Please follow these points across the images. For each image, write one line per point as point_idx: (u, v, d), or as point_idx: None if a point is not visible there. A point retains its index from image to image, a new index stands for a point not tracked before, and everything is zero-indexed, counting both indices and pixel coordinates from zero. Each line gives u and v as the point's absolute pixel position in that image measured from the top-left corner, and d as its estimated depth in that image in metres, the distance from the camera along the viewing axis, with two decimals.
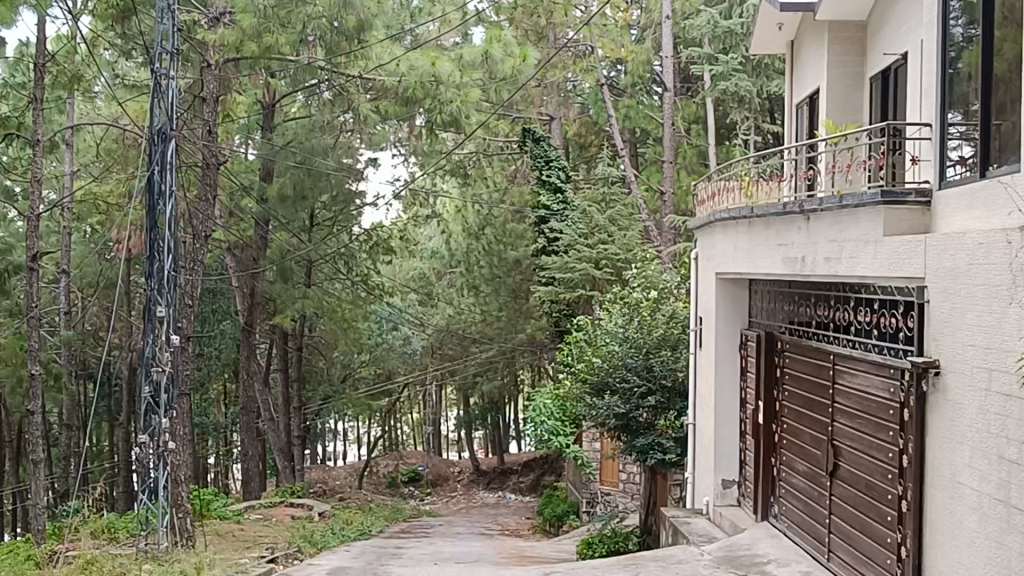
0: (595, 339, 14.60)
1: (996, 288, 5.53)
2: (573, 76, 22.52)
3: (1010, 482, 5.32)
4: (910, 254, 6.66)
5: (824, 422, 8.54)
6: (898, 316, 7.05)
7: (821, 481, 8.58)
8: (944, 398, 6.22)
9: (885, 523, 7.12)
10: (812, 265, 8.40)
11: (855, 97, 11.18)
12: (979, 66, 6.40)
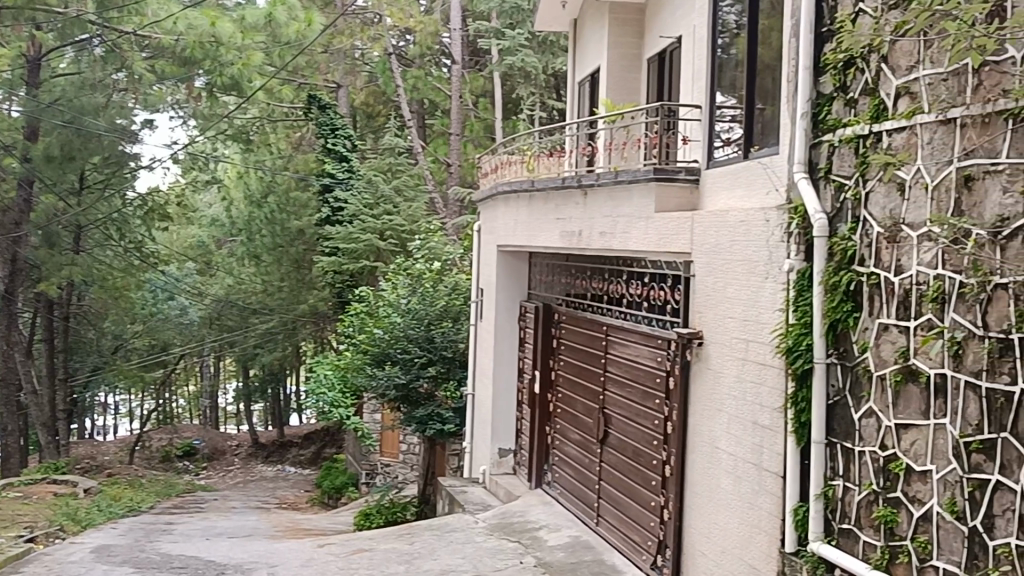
0: (377, 311, 14.52)
1: (753, 263, 5.83)
2: (361, 45, 22.33)
3: (762, 446, 5.64)
4: (678, 231, 6.92)
5: (597, 391, 8.79)
6: (666, 289, 7.35)
7: (593, 448, 8.85)
8: (705, 368, 6.51)
9: (650, 487, 7.43)
10: (587, 239, 8.62)
11: (632, 78, 11.51)
12: (745, 53, 6.69)
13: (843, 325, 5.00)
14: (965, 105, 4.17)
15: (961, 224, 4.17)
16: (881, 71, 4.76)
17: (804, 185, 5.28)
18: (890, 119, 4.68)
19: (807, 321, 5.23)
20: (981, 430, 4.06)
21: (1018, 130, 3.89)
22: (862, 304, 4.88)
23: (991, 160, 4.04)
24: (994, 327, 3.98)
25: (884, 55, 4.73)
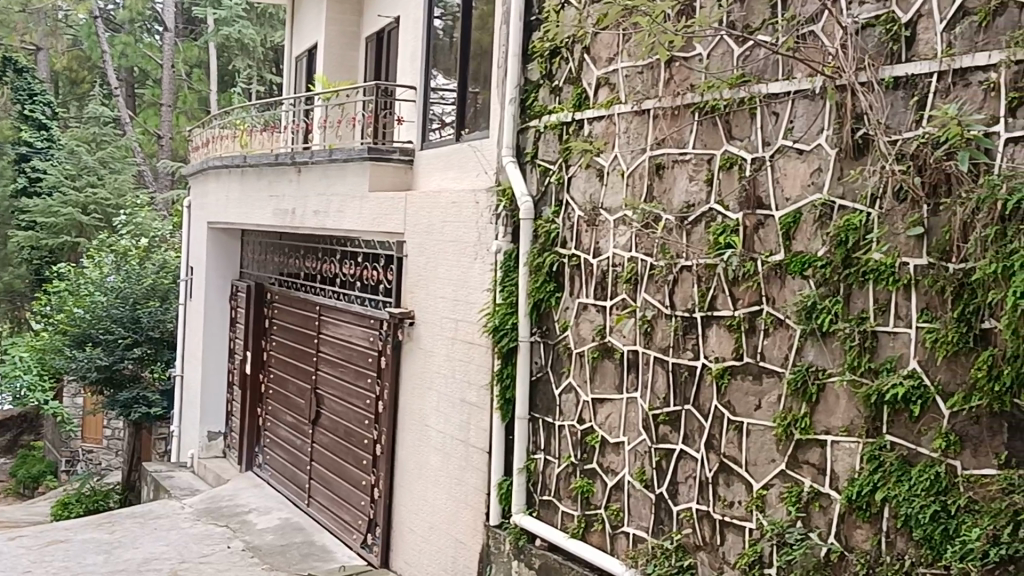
0: (77, 290, 13.71)
1: (463, 244, 5.94)
2: (64, 5, 21.02)
3: (469, 423, 5.77)
4: (391, 211, 6.96)
5: (309, 371, 8.71)
6: (379, 269, 7.36)
7: (304, 429, 8.77)
8: (416, 347, 6.58)
9: (361, 467, 7.45)
10: (301, 217, 8.51)
11: (350, 55, 11.43)
12: (460, 37, 6.80)
13: (546, 304, 5.19)
14: (657, 97, 4.41)
15: (652, 209, 4.41)
16: (583, 62, 4.97)
17: (512, 168, 5.41)
18: (591, 107, 4.89)
19: (513, 301, 5.39)
20: (667, 403, 4.33)
21: (704, 123, 4.16)
22: (564, 285, 5.08)
23: (679, 150, 4.30)
24: (680, 306, 4.25)
25: (586, 47, 4.93)
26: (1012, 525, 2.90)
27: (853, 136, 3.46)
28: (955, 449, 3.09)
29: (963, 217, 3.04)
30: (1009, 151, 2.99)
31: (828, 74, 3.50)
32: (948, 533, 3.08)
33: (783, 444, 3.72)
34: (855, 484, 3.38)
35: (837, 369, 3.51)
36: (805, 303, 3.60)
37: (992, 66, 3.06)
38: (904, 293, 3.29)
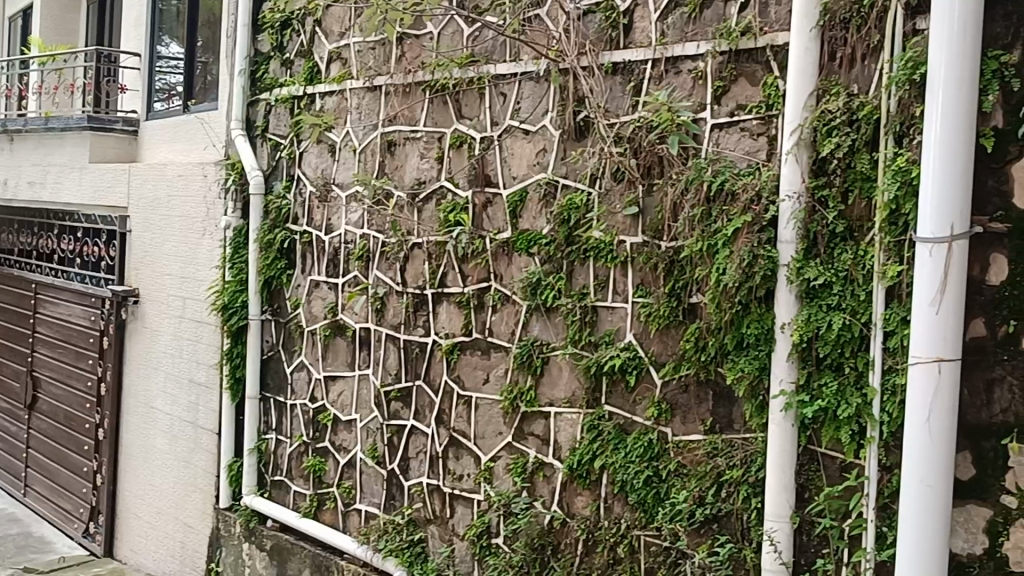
0: None
1: (191, 219, 5.74)
2: None
3: (198, 404, 5.60)
4: (113, 183, 6.62)
5: (24, 353, 8.20)
6: (100, 245, 6.98)
7: (19, 415, 8.24)
8: (141, 326, 6.30)
9: (82, 452, 7.08)
10: (14, 189, 7.95)
11: (69, 19, 10.76)
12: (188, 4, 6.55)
13: (277, 282, 5.09)
14: (389, 74, 4.40)
15: (384, 185, 4.41)
16: (315, 35, 4.89)
17: (241, 142, 5.25)
18: (322, 82, 4.82)
19: (243, 279, 5.25)
20: (399, 379, 4.35)
21: (434, 100, 4.19)
22: (296, 262, 5.01)
23: (410, 127, 4.31)
24: (412, 283, 4.28)
25: (317, 20, 4.86)
26: (715, 487, 3.10)
27: (574, 118, 3.58)
28: (666, 417, 3.27)
29: (673, 198, 3.22)
30: (714, 136, 3.19)
31: (552, 57, 3.61)
32: (660, 496, 3.26)
33: (509, 416, 3.82)
34: (576, 453, 3.52)
35: (561, 343, 3.63)
36: (530, 279, 3.70)
37: (700, 55, 3.24)
38: (620, 270, 3.44)
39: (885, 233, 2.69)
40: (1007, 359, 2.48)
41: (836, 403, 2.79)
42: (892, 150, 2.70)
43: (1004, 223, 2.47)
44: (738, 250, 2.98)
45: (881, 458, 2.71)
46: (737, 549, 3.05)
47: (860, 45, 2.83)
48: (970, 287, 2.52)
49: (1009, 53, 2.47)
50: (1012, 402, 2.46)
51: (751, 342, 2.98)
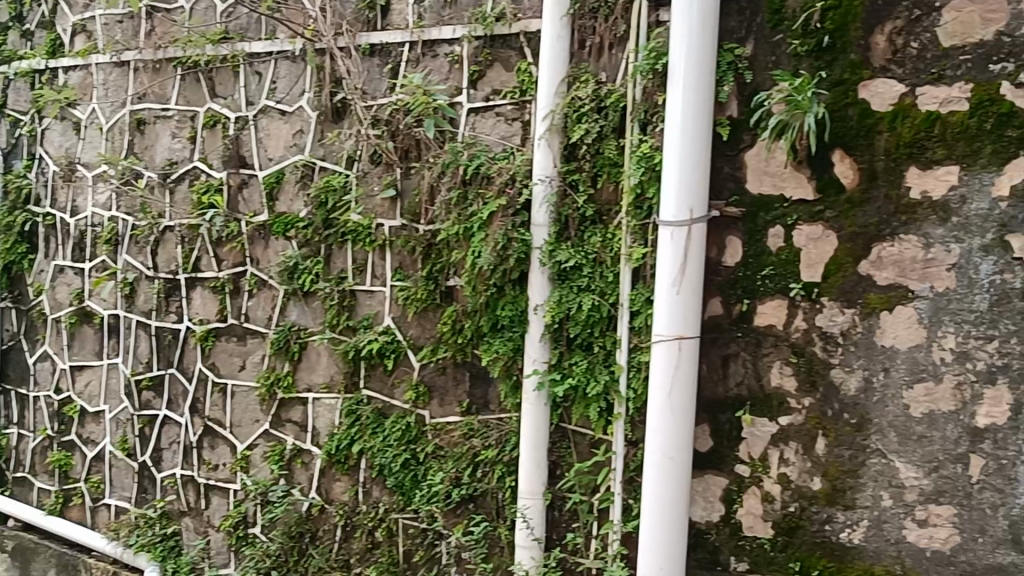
0: None
1: None
2: None
3: None
4: None
5: None
6: None
7: None
8: None
9: None
10: None
11: None
12: None
13: (17, 267, 4.63)
14: (138, 48, 4.17)
15: (133, 166, 4.17)
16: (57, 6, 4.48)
17: None
18: (66, 55, 4.44)
19: None
20: (150, 367, 4.16)
21: (186, 77, 4.02)
22: (38, 247, 4.59)
23: (161, 106, 4.11)
24: (163, 268, 4.10)
25: None
26: (471, 467, 3.14)
27: (332, 99, 3.53)
28: (424, 399, 3.28)
29: (430, 181, 3.22)
30: (470, 121, 3.22)
31: (309, 37, 3.55)
32: (417, 478, 3.27)
33: (265, 404, 3.71)
34: (334, 439, 3.45)
35: (319, 327, 3.57)
36: (286, 263, 3.58)
37: (456, 40, 3.26)
38: (379, 254, 3.42)
39: (631, 217, 2.79)
40: (740, 335, 2.60)
41: (585, 381, 2.88)
42: (637, 136, 2.79)
43: (739, 207, 2.59)
44: (492, 233, 2.99)
45: (627, 433, 2.80)
46: (492, 528, 3.09)
47: (608, 35, 2.93)
48: (708, 269, 2.64)
49: (743, 46, 2.59)
50: (745, 377, 2.59)
51: (505, 324, 3.02)
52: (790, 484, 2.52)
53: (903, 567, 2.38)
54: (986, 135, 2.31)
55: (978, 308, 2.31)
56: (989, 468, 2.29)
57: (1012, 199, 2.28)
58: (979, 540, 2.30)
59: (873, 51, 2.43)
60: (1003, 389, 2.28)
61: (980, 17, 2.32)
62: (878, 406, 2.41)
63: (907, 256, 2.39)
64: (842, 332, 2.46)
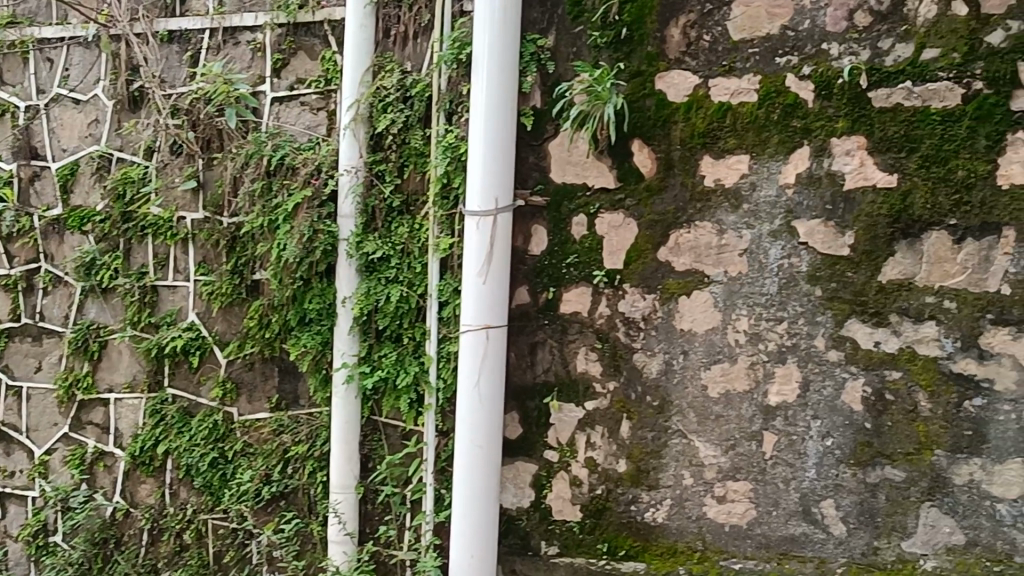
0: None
1: None
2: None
3: None
4: None
5: None
6: None
7: None
8: None
9: None
10: None
11: None
12: None
13: None
14: None
15: None
16: None
17: None
18: None
19: None
20: None
21: None
22: None
23: None
24: None
25: None
26: (281, 464, 3.08)
27: (128, 88, 3.34)
28: (231, 396, 3.18)
29: (233, 171, 3.13)
30: (274, 110, 3.15)
31: (101, 22, 3.34)
32: (226, 477, 3.16)
33: (65, 406, 3.39)
34: (138, 440, 3.26)
35: (120, 324, 3.34)
36: (83, 259, 3.34)
37: (258, 27, 3.19)
38: (181, 247, 3.28)
39: (438, 207, 2.78)
40: (547, 323, 2.62)
41: (395, 373, 2.86)
42: (443, 126, 2.79)
43: (543, 197, 2.62)
44: (297, 225, 2.93)
45: (438, 424, 2.81)
46: (304, 524, 3.05)
47: (412, 24, 2.92)
48: (515, 258, 2.64)
49: (545, 37, 2.62)
50: (552, 363, 2.61)
51: (313, 317, 2.95)
52: (596, 468, 2.55)
53: (704, 543, 2.46)
54: (774, 125, 2.41)
55: (768, 292, 2.42)
56: (781, 444, 2.41)
57: (797, 186, 2.39)
58: (774, 513, 2.41)
59: (668, 43, 2.50)
60: (792, 368, 2.40)
61: (766, 12, 2.43)
62: (678, 388, 2.49)
63: (703, 243, 2.47)
64: (643, 317, 2.52)
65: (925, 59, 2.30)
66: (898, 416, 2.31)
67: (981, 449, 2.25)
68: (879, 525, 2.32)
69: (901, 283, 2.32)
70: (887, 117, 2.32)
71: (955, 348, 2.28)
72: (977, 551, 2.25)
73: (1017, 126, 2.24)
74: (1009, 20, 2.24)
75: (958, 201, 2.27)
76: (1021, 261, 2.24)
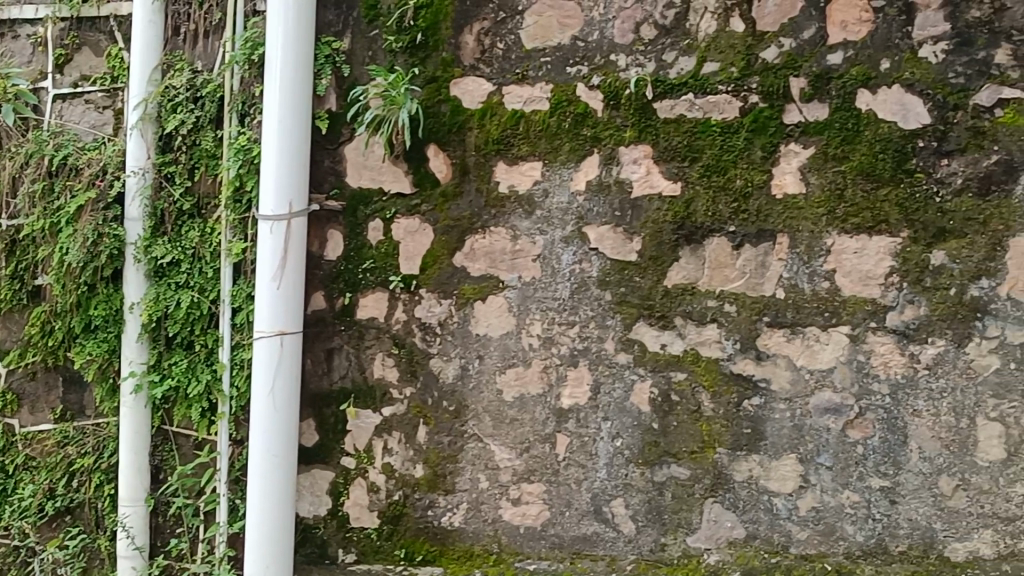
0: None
1: None
2: None
3: None
4: None
5: None
6: None
7: None
8: None
9: None
10: None
11: None
12: None
13: None
14: None
15: None
16: None
17: None
18: None
19: None
20: None
21: None
22: None
23: None
24: None
25: None
26: (66, 477, 2.90)
27: None
28: (11, 408, 2.95)
29: (10, 171, 2.93)
30: (56, 108, 2.98)
31: None
32: (5, 493, 2.92)
33: None
34: None
35: None
36: None
37: (39, 20, 3.01)
38: None
39: (230, 211, 2.72)
40: (343, 329, 2.59)
41: (185, 382, 2.77)
42: (235, 128, 2.73)
43: (339, 201, 2.58)
44: (80, 228, 2.81)
45: (232, 433, 2.74)
46: (91, 540, 2.88)
47: (203, 23, 2.84)
48: (311, 263, 2.60)
49: (341, 40, 2.59)
50: (349, 369, 2.58)
51: (98, 324, 2.83)
52: (393, 473, 2.55)
53: (500, 545, 2.49)
54: (566, 133, 2.45)
55: (561, 296, 2.46)
56: (573, 446, 2.46)
57: (588, 193, 2.45)
58: (566, 514, 2.45)
59: (463, 50, 2.52)
60: (584, 370, 2.45)
61: (557, 22, 2.48)
62: (473, 392, 2.51)
63: (497, 248, 2.50)
64: (439, 322, 2.53)
65: (706, 73, 2.39)
66: (682, 416, 2.40)
67: (759, 446, 2.36)
68: (665, 522, 2.40)
69: (685, 287, 2.41)
70: (672, 127, 2.40)
71: (735, 349, 2.37)
72: (755, 543, 2.35)
73: (790, 138, 2.35)
74: (782, 37, 2.36)
75: (737, 209, 2.37)
76: (793, 266, 2.35)
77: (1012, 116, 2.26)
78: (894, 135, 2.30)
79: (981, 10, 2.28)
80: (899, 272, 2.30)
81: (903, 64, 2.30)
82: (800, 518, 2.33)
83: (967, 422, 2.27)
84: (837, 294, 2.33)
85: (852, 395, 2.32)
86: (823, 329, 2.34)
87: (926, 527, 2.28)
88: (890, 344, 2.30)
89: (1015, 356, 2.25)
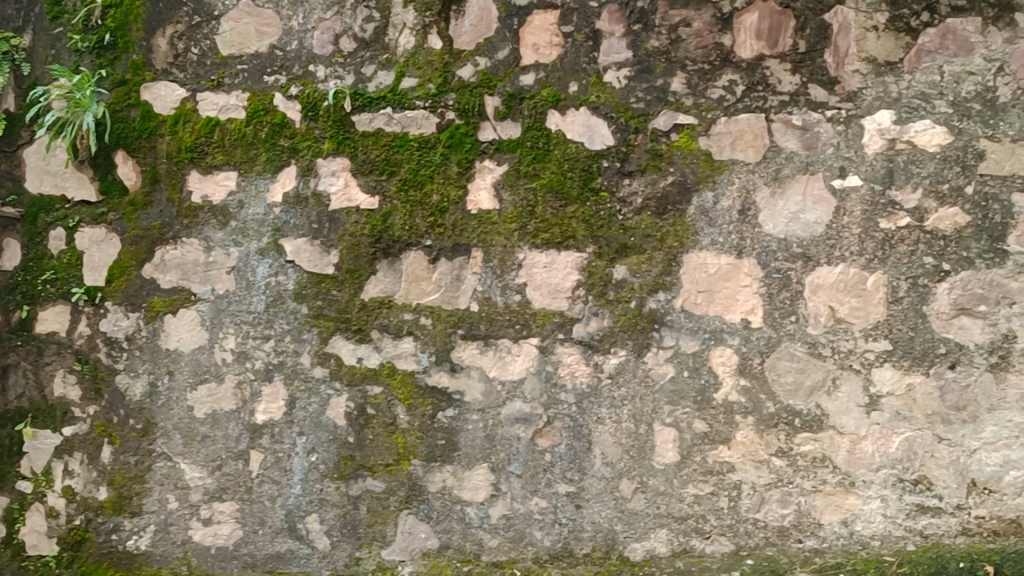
0: None
1: None
2: None
3: None
4: None
5: None
6: None
7: None
8: None
9: None
10: None
11: None
12: None
13: None
14: None
15: None
16: None
17: None
18: None
19: None
20: None
21: None
22: None
23: None
24: None
25: None
26: None
27: None
28: None
29: None
30: None
31: None
32: None
33: None
34: None
35: None
36: None
37: None
38: None
39: None
40: (19, 344, 2.47)
41: None
42: None
43: (15, 208, 2.46)
44: None
45: None
46: None
47: None
48: None
49: (20, 37, 2.47)
50: (26, 388, 2.46)
51: None
52: (74, 496, 2.44)
53: (189, 567, 2.43)
54: (262, 143, 2.43)
55: (255, 310, 2.43)
56: (267, 462, 2.42)
57: (284, 205, 2.43)
58: (259, 532, 2.42)
59: (155, 53, 2.45)
60: (279, 386, 2.42)
61: (254, 30, 2.45)
62: (163, 409, 2.44)
63: (189, 259, 2.44)
64: (126, 337, 2.44)
65: (404, 88, 2.41)
66: (378, 429, 2.40)
67: (452, 457, 2.39)
68: (360, 536, 2.40)
69: (381, 300, 2.41)
70: (370, 141, 2.41)
71: (430, 361, 2.40)
72: (448, 553, 2.39)
73: (484, 155, 2.40)
74: (478, 56, 2.41)
75: (434, 222, 2.40)
76: (486, 280, 2.40)
77: (687, 140, 2.36)
78: (581, 155, 2.38)
79: (660, 40, 2.38)
80: (585, 286, 2.38)
81: (590, 87, 2.39)
82: (491, 525, 2.39)
83: (645, 428, 2.37)
84: (528, 307, 2.40)
85: (541, 405, 2.39)
86: (515, 341, 2.39)
87: (608, 529, 2.37)
88: (576, 354, 2.38)
89: (688, 364, 2.36)
